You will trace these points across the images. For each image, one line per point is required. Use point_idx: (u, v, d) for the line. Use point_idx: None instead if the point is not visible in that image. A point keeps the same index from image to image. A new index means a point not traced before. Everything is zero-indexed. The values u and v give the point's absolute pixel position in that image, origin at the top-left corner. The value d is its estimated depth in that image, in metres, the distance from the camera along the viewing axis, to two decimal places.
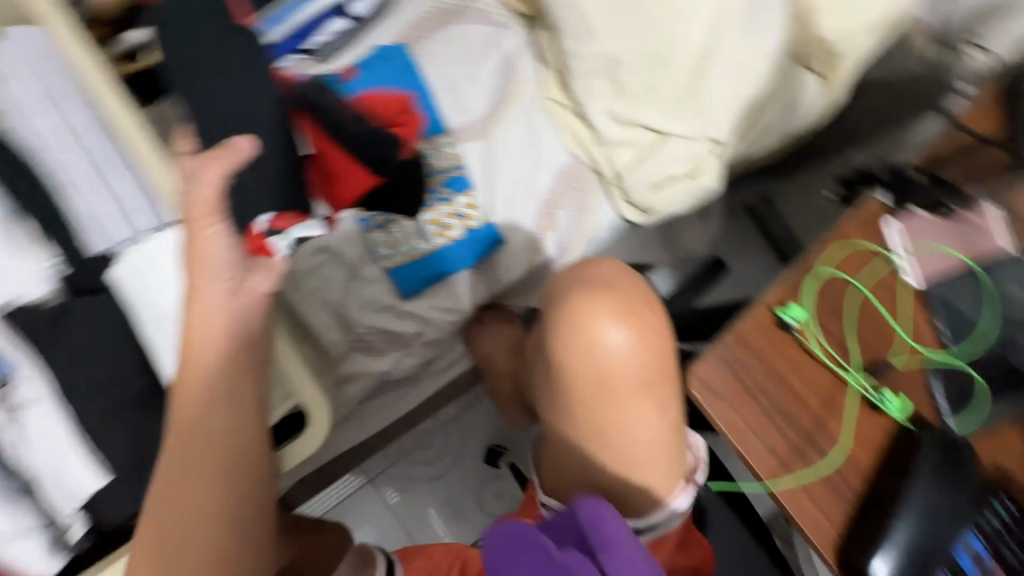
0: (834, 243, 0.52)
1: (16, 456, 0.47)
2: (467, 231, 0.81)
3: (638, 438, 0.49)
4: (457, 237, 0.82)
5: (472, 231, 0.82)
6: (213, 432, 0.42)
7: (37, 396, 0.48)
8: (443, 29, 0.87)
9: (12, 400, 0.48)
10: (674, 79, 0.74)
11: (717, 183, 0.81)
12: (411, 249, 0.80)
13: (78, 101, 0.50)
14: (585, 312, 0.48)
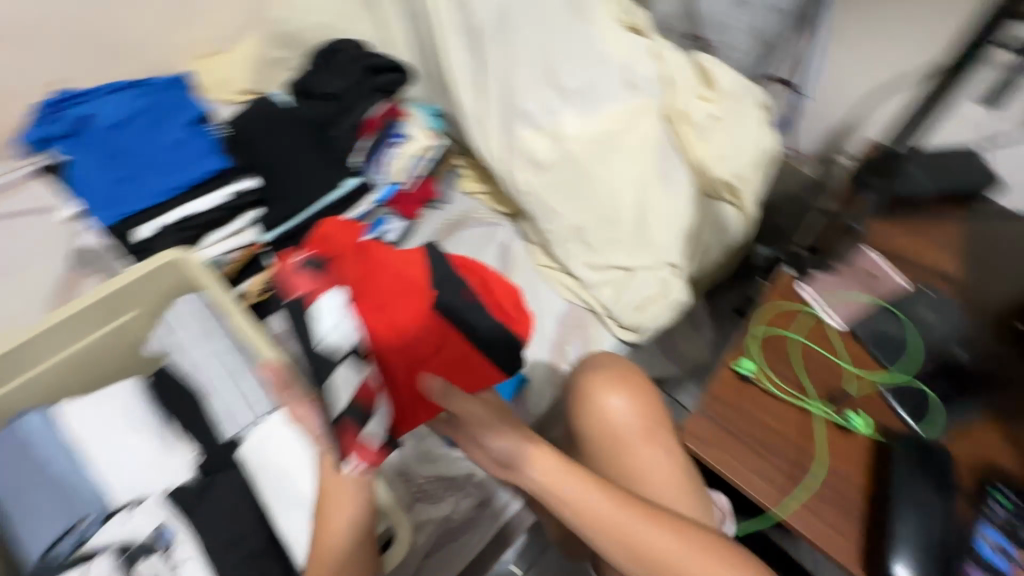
0: (762, 309, 0.68)
1: None
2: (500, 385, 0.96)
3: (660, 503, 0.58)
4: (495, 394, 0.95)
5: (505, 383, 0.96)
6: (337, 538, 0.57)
7: (189, 556, 0.62)
8: (452, 234, 1.16)
9: (172, 562, 0.62)
10: (627, 230, 0.99)
11: (686, 295, 1.01)
12: None
13: (221, 333, 0.74)
14: (593, 388, 0.65)
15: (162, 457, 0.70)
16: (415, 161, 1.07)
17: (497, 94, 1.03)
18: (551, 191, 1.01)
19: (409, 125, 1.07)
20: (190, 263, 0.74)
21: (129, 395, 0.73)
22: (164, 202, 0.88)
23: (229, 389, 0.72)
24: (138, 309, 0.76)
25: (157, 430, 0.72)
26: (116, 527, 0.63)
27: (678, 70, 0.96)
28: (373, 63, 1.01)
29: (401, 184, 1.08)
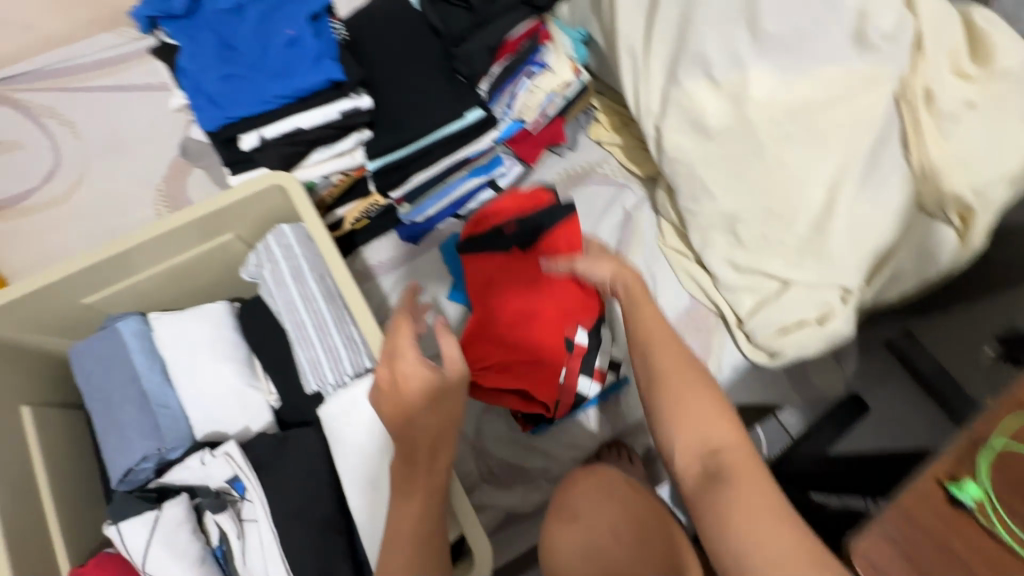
0: (1008, 413, 0.48)
1: (240, 563, 0.59)
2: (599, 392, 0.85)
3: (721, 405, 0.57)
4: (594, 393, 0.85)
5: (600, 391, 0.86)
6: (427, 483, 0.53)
7: (257, 517, 0.58)
8: (571, 190, 1.01)
9: (241, 517, 0.60)
10: (796, 233, 0.78)
11: (851, 328, 0.79)
12: None
13: (315, 275, 0.65)
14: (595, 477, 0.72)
15: (244, 394, 0.66)
16: (550, 98, 0.90)
17: (668, 29, 0.80)
18: (709, 165, 0.81)
19: (552, 53, 0.88)
20: (297, 188, 0.64)
21: (216, 322, 0.68)
22: (271, 111, 0.74)
23: (314, 340, 0.63)
24: (231, 233, 0.69)
25: (245, 363, 0.68)
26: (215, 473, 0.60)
27: (934, 28, 0.69)
28: None
29: (526, 124, 0.93)
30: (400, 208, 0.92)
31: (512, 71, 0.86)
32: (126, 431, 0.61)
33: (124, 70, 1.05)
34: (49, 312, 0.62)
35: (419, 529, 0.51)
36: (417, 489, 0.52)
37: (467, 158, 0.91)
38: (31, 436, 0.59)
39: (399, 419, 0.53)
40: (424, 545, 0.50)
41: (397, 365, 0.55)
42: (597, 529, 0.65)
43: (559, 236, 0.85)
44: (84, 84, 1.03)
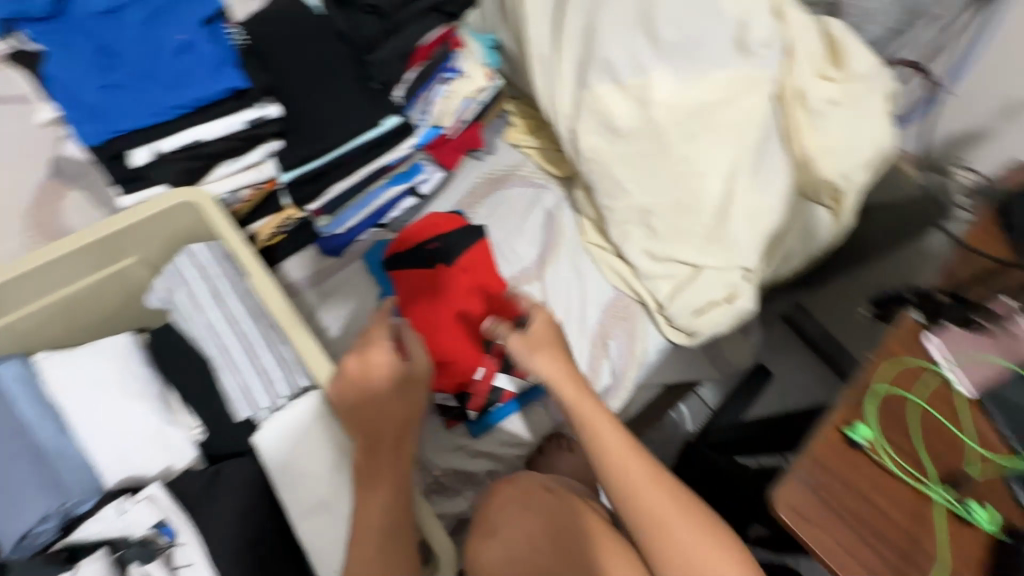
0: (882, 360, 0.57)
1: None
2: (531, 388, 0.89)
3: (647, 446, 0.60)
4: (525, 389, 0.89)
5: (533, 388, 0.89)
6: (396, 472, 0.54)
7: (193, 559, 0.54)
8: (494, 193, 1.04)
9: (174, 563, 0.54)
10: (702, 221, 0.86)
11: (754, 303, 0.90)
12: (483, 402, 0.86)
13: (238, 296, 0.63)
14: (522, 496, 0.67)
15: (160, 431, 0.61)
16: (466, 104, 0.91)
17: (575, 36, 0.85)
18: (622, 163, 0.87)
19: (465, 58, 0.89)
20: (209, 208, 0.62)
21: (121, 358, 0.63)
22: (166, 124, 0.69)
23: (243, 365, 0.61)
24: (132, 259, 0.64)
25: (158, 400, 0.62)
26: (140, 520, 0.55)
27: (801, 35, 0.79)
28: None
29: (445, 129, 0.92)
30: (318, 220, 0.89)
31: (427, 76, 0.86)
32: (20, 488, 0.55)
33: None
34: None
35: (390, 522, 0.52)
36: (381, 484, 0.53)
37: (387, 165, 0.89)
38: None
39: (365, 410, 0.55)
40: (389, 538, 0.51)
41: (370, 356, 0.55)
42: (517, 546, 0.62)
43: (479, 256, 0.93)
44: None
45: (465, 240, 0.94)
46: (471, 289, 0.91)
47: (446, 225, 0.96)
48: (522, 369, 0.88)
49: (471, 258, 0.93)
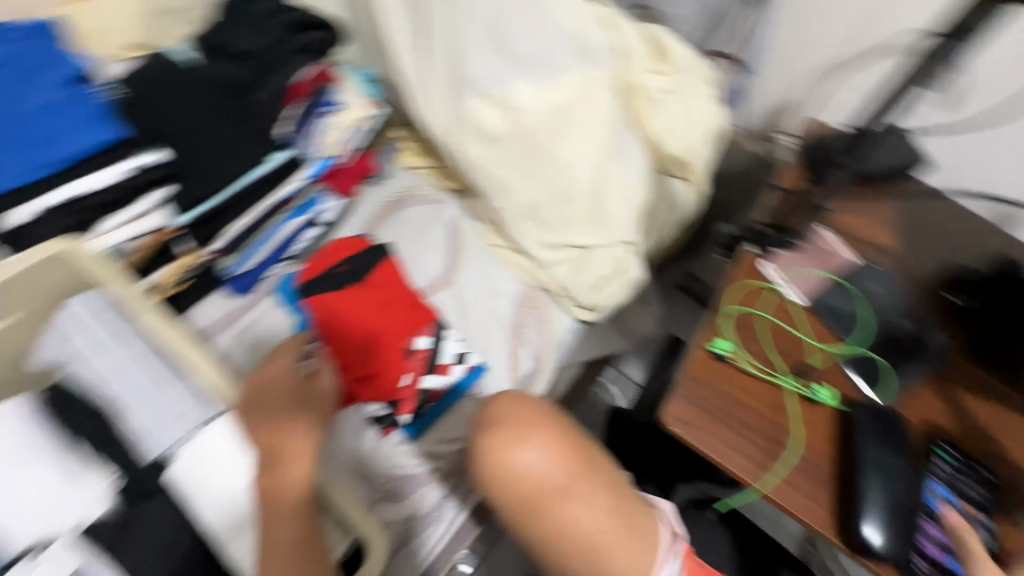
0: (730, 288, 0.69)
1: None
2: (459, 379, 0.93)
3: (543, 414, 0.57)
4: (453, 383, 0.93)
5: (461, 379, 0.93)
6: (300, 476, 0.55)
7: None
8: (396, 212, 1.08)
9: None
10: (583, 207, 0.96)
11: (642, 273, 1.01)
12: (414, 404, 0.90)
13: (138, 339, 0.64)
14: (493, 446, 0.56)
15: (68, 483, 0.60)
16: (353, 133, 0.97)
17: (441, 60, 0.94)
18: (502, 166, 0.96)
19: (344, 91, 0.97)
20: (93, 257, 0.64)
21: (15, 422, 0.62)
22: None
23: (152, 400, 0.62)
24: (16, 317, 0.64)
25: (63, 454, 0.62)
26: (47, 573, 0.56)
27: (631, 40, 0.93)
28: (296, 17, 0.87)
29: (338, 158, 0.97)
30: (223, 262, 0.91)
31: (308, 113, 0.93)
32: None
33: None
34: None
35: (305, 540, 0.53)
36: (284, 504, 0.54)
37: (285, 197, 0.92)
38: None
39: (271, 423, 0.58)
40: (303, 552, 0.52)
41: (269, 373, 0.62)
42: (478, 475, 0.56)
43: (388, 272, 0.99)
44: None
45: (372, 260, 0.99)
46: (385, 302, 0.96)
47: (350, 248, 1.00)
48: (447, 366, 0.93)
49: (381, 275, 0.98)
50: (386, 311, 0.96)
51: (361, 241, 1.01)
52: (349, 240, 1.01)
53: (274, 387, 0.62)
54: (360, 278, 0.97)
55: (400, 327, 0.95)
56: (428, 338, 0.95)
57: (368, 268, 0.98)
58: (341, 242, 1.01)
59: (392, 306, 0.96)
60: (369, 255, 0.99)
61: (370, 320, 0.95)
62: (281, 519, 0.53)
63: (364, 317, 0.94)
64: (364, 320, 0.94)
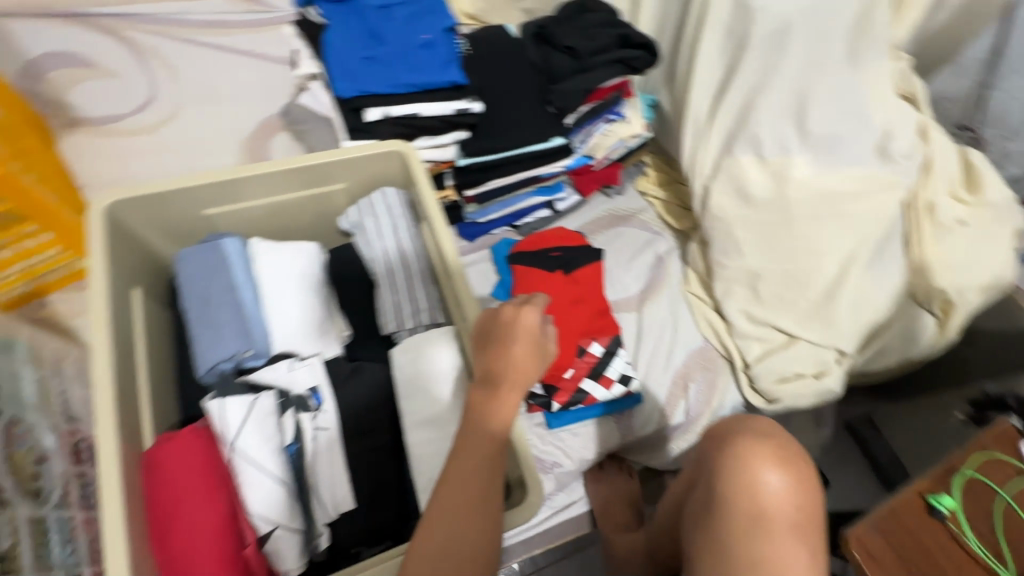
0: (975, 449, 0.61)
1: (310, 465, 0.60)
2: (613, 398, 0.95)
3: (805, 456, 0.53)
4: (607, 399, 0.94)
5: (616, 399, 0.95)
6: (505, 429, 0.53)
7: (331, 426, 0.62)
8: (615, 227, 1.15)
9: (315, 425, 0.62)
10: (808, 296, 0.92)
11: (840, 388, 0.93)
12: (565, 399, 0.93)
13: (412, 237, 0.75)
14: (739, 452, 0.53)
15: (321, 323, 0.73)
16: (618, 144, 1.04)
17: (731, 108, 0.96)
18: (744, 227, 0.96)
19: (630, 107, 1.03)
20: (414, 158, 0.75)
21: (309, 259, 0.76)
22: (398, 95, 0.84)
23: (401, 288, 0.73)
24: (343, 185, 0.79)
25: (325, 301, 0.75)
26: (302, 380, 0.63)
27: (940, 158, 0.88)
28: (629, 34, 0.95)
29: (593, 160, 1.06)
30: (468, 206, 1.04)
31: (596, 113, 0.99)
32: (217, 329, 0.66)
33: (249, 35, 1.23)
34: (176, 216, 0.71)
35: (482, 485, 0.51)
36: (480, 447, 0.53)
37: (540, 176, 1.03)
38: (137, 315, 0.64)
39: (501, 365, 0.55)
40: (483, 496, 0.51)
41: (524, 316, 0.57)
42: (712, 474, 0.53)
43: (591, 275, 1.05)
44: (216, 45, 1.21)
45: (583, 258, 1.05)
46: (578, 298, 1.02)
47: (568, 240, 1.08)
48: (609, 381, 0.95)
49: (584, 274, 1.04)
50: (576, 306, 1.01)
51: (579, 239, 1.09)
52: (570, 233, 1.09)
53: (518, 329, 0.56)
54: (565, 268, 1.03)
55: (583, 325, 0.99)
56: (602, 350, 0.97)
57: (577, 264, 1.05)
58: (563, 232, 1.09)
59: (582, 305, 1.01)
60: (581, 253, 1.06)
61: (560, 306, 1.00)
62: (475, 462, 0.52)
63: (555, 302, 1.00)
64: (555, 305, 1.00)
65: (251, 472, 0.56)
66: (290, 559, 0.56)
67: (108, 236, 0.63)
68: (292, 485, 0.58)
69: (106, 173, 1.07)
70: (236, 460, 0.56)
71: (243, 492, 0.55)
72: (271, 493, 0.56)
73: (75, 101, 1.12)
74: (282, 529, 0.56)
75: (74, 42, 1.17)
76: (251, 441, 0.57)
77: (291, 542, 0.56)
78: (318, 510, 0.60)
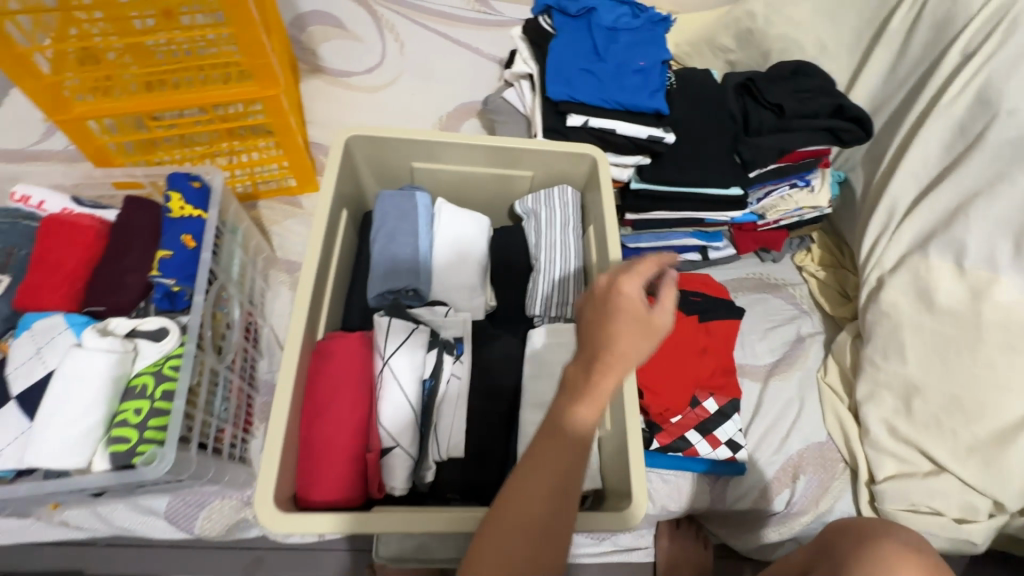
0: None
1: (437, 404, 0.65)
2: (715, 460, 0.90)
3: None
4: (708, 458, 0.90)
5: (718, 462, 0.90)
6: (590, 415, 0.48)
7: (461, 376, 0.67)
8: (761, 293, 1.11)
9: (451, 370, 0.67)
10: (974, 431, 0.82)
11: (983, 544, 0.81)
12: (665, 443, 0.90)
13: (578, 235, 0.80)
14: (879, 553, 0.52)
15: (475, 288, 0.79)
16: (794, 211, 1.01)
17: (937, 206, 0.89)
18: (916, 333, 0.88)
19: (819, 177, 0.99)
20: (602, 165, 0.80)
21: (481, 229, 0.83)
22: (602, 109, 0.89)
23: (556, 278, 0.77)
24: (529, 174, 0.85)
25: (483, 269, 0.81)
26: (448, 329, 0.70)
27: None
28: (846, 105, 0.92)
29: (761, 219, 1.03)
30: (623, 229, 1.07)
31: (783, 174, 0.97)
32: (396, 264, 0.75)
33: (474, 31, 1.40)
34: (391, 161, 0.82)
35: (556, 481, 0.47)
36: (564, 431, 0.48)
37: (703, 220, 1.03)
38: (341, 233, 0.74)
39: (599, 344, 0.49)
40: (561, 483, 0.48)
41: (622, 293, 0.51)
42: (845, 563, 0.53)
43: (725, 332, 1.00)
44: (446, 34, 1.38)
45: (722, 311, 1.01)
46: (706, 350, 0.98)
47: (711, 289, 1.05)
48: (715, 441, 0.91)
49: (719, 328, 1.00)
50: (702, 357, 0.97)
51: (722, 292, 1.05)
52: (714, 284, 1.06)
53: (617, 307, 0.50)
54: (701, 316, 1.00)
55: (704, 377, 0.96)
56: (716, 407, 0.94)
57: (714, 315, 1.01)
58: (706, 281, 1.06)
59: (708, 358, 0.97)
60: (721, 307, 1.02)
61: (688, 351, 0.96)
62: (550, 459, 0.48)
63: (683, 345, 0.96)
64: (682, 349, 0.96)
65: (394, 387, 0.62)
66: (399, 477, 0.61)
67: (342, 162, 0.74)
68: (417, 413, 0.63)
69: (328, 114, 1.25)
70: (385, 373, 0.63)
71: (382, 404, 0.62)
72: (403, 412, 0.62)
73: (324, 53, 1.33)
74: (402, 447, 0.61)
75: (337, 7, 1.39)
76: (401, 361, 0.63)
77: (404, 461, 0.61)
78: (433, 445, 0.64)
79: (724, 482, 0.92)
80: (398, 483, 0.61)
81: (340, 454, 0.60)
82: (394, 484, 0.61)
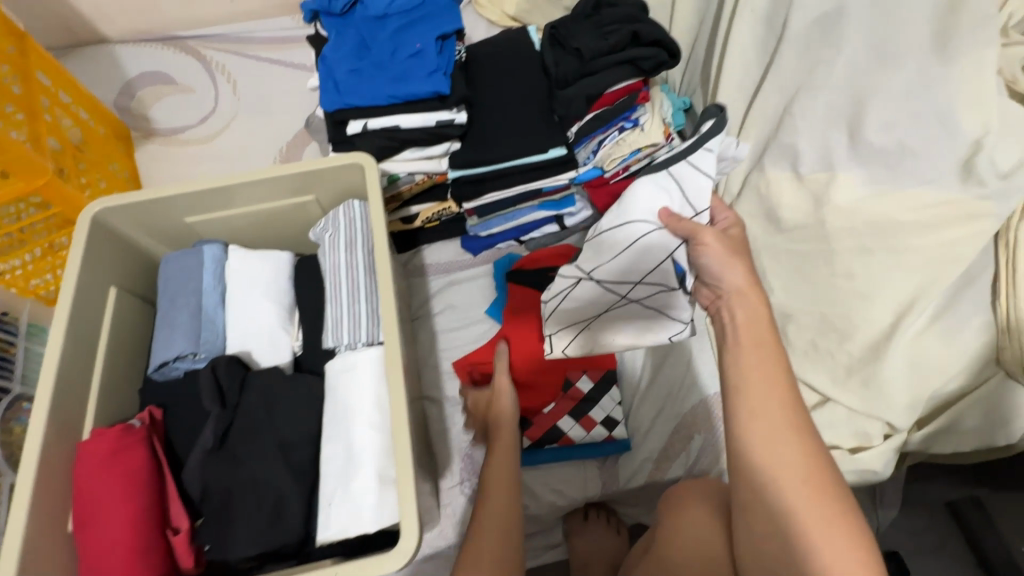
0: None
1: (667, 177, 0.64)
2: (595, 442, 0.85)
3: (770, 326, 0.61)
4: (586, 443, 0.85)
5: (601, 445, 0.85)
6: (502, 464, 0.74)
7: (654, 182, 0.64)
8: None
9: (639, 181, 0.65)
10: (849, 352, 0.73)
11: (886, 469, 0.74)
12: (536, 440, 0.85)
13: (363, 248, 0.72)
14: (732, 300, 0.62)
15: (274, 331, 0.74)
16: (634, 155, 0.92)
17: (767, 113, 0.80)
18: (774, 258, 0.80)
19: (648, 112, 0.90)
20: (371, 170, 0.73)
21: (275, 266, 0.77)
22: (380, 107, 0.82)
23: (344, 303, 0.70)
24: (312, 196, 0.79)
25: (285, 308, 0.76)
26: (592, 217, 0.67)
27: None
28: (641, 31, 0.84)
29: (606, 172, 0.94)
30: (469, 219, 0.99)
31: (604, 120, 0.88)
32: (174, 329, 0.70)
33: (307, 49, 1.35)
34: (161, 224, 0.76)
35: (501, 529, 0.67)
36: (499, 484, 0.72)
37: (542, 189, 0.95)
38: (107, 314, 0.69)
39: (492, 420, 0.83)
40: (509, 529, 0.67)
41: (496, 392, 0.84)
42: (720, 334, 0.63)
43: None
44: (278, 59, 1.33)
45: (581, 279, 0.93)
46: None
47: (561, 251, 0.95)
48: (590, 423, 0.85)
49: None
50: None
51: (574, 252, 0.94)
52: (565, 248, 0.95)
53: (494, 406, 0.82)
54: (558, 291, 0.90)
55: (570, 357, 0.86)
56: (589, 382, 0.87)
57: None
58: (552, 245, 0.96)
59: None
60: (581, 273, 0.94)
61: None
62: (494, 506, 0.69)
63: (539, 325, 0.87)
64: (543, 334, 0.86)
65: (646, 286, 0.65)
66: (703, 179, 0.63)
67: (92, 240, 0.69)
68: (669, 189, 0.64)
69: (166, 179, 1.21)
70: (605, 316, 0.69)
71: (637, 245, 0.63)
72: (636, 220, 0.63)
73: (159, 115, 1.28)
74: (681, 203, 0.64)
75: (165, 62, 1.34)
76: (611, 262, 0.65)
77: (682, 206, 0.64)
78: (688, 164, 0.63)
79: (686, 438, 0.85)
80: (706, 179, 0.63)
81: (113, 558, 0.56)
82: (694, 211, 0.63)
